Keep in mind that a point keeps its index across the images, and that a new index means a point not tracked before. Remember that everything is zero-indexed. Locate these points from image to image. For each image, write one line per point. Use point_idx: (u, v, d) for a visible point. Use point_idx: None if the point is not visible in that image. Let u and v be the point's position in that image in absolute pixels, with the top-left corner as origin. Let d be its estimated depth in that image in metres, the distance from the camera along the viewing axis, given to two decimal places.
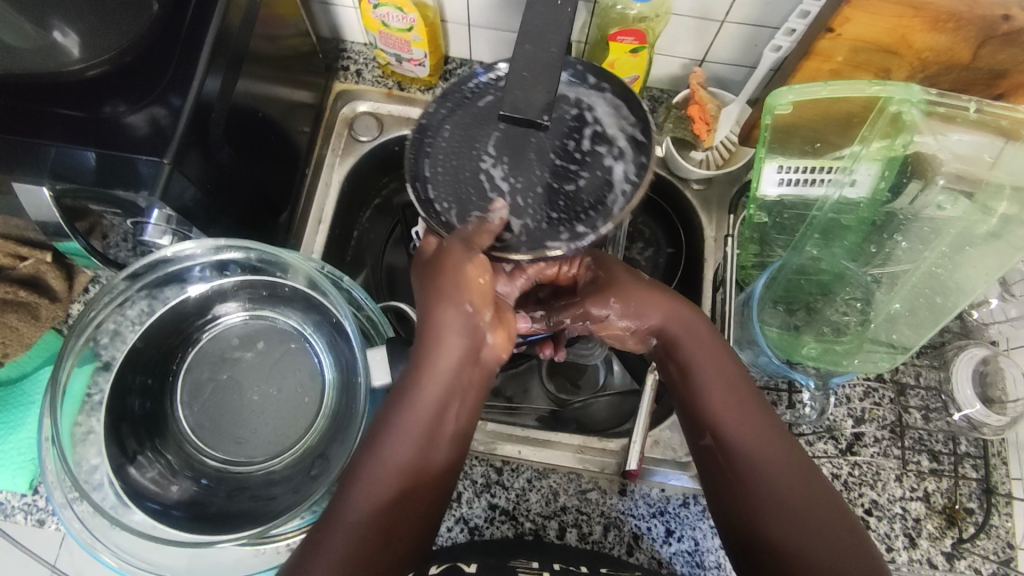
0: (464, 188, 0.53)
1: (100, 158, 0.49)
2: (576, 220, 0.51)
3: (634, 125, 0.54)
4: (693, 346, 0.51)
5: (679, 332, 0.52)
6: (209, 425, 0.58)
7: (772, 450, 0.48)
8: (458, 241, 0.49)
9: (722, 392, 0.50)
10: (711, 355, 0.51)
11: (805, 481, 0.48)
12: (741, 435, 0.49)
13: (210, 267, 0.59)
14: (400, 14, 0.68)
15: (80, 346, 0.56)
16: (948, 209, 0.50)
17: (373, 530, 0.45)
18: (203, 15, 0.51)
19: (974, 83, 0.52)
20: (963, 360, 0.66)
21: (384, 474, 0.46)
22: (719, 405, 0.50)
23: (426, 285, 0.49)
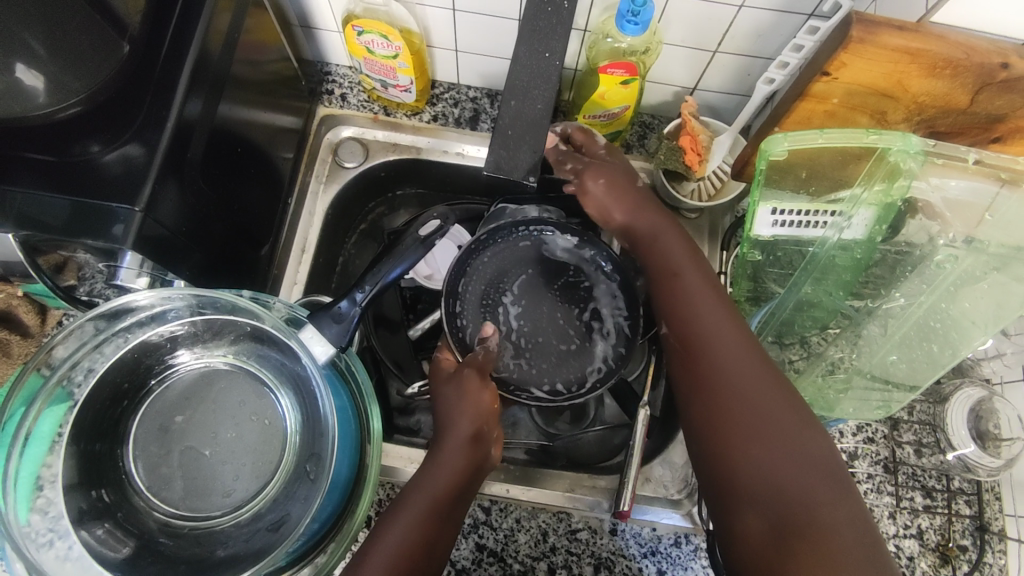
0: (484, 310, 0.64)
1: (72, 204, 0.47)
2: (556, 379, 0.62)
3: (625, 317, 0.63)
4: (676, 268, 0.58)
5: (675, 253, 0.59)
6: (168, 482, 0.54)
7: (748, 366, 0.52)
8: (473, 375, 0.57)
9: (697, 308, 0.55)
10: (685, 274, 0.58)
11: (782, 409, 0.50)
12: (710, 344, 0.53)
13: (186, 309, 0.53)
14: (385, 41, 0.66)
15: (51, 385, 0.51)
16: (947, 267, 0.49)
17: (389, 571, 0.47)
18: (179, 50, 0.49)
19: (970, 128, 0.51)
20: (958, 400, 0.65)
21: (394, 529, 0.49)
22: (694, 318, 0.55)
23: (444, 397, 0.57)
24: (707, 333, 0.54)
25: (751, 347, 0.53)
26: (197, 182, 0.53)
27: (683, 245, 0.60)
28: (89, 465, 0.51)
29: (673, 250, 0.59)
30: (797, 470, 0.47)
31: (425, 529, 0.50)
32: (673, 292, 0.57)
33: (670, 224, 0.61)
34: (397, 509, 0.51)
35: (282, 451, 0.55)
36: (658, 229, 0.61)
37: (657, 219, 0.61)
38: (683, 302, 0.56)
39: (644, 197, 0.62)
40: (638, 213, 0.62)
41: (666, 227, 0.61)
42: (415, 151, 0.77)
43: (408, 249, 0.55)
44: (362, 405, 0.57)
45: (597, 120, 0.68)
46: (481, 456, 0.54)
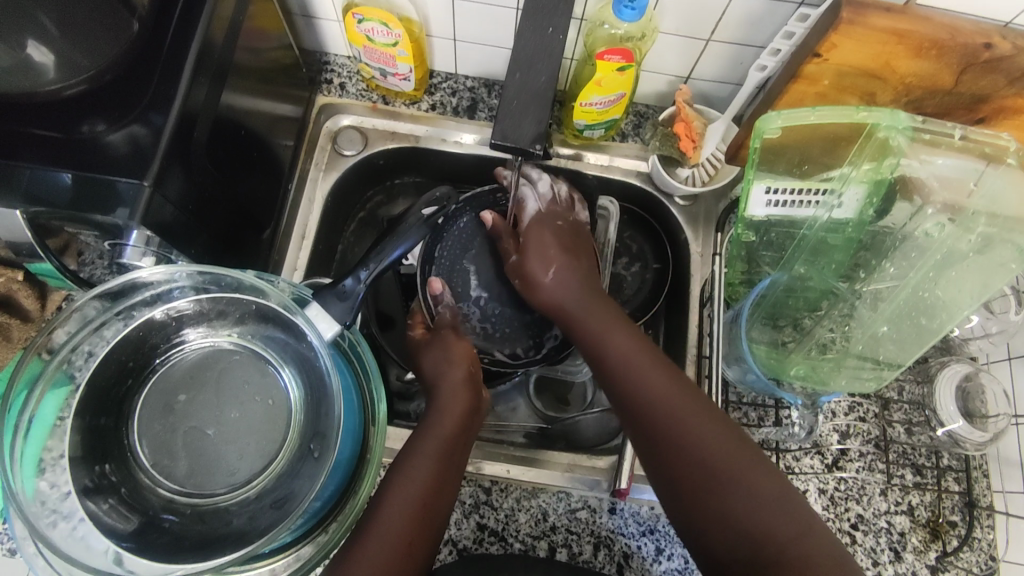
0: (455, 274, 0.68)
1: (78, 180, 0.47)
2: (517, 344, 0.68)
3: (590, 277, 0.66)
4: (601, 332, 0.58)
5: (596, 319, 0.58)
6: (172, 459, 0.54)
7: (690, 418, 0.51)
8: (449, 330, 0.64)
9: (634, 372, 0.55)
10: (610, 337, 0.57)
11: (726, 454, 0.50)
12: (650, 409, 0.53)
13: (192, 288, 0.54)
14: (386, 28, 0.67)
15: (51, 370, 0.51)
16: (934, 235, 0.50)
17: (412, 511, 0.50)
18: (185, 33, 0.50)
19: (956, 108, 0.53)
20: (944, 376, 0.67)
21: (412, 475, 0.52)
22: (631, 387, 0.54)
23: (429, 355, 0.63)
24: (647, 398, 0.53)
25: (685, 408, 0.52)
26: (202, 164, 0.53)
27: (601, 303, 0.60)
28: (93, 441, 0.51)
29: (592, 318, 0.59)
30: (762, 508, 0.48)
31: (441, 473, 0.53)
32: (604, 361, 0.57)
33: (593, 292, 0.60)
34: (408, 458, 0.54)
35: (287, 430, 0.55)
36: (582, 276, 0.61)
37: (583, 270, 0.61)
38: (617, 366, 0.56)
39: (576, 252, 0.62)
40: (566, 277, 0.60)
41: (582, 279, 0.61)
42: (413, 139, 0.79)
43: (411, 228, 0.57)
44: (368, 390, 0.58)
45: (593, 108, 0.69)
46: (475, 396, 0.60)
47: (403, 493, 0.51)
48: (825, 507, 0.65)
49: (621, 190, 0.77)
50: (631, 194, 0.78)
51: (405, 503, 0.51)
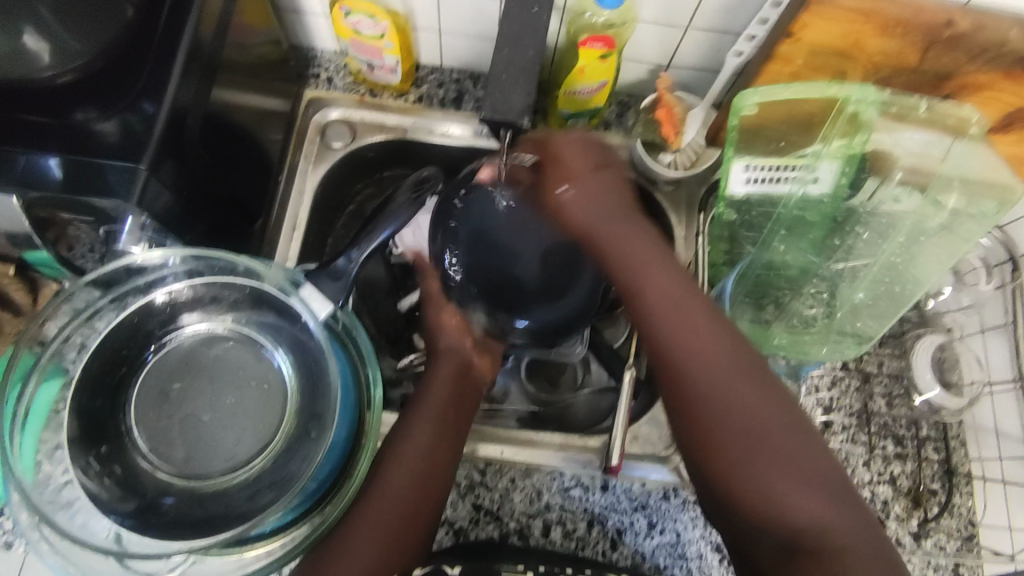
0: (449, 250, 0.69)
1: (72, 164, 0.48)
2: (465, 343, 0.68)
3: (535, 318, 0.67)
4: (637, 261, 0.54)
5: (631, 244, 0.55)
6: (170, 444, 0.54)
7: (747, 397, 0.49)
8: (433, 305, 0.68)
9: (672, 311, 0.52)
10: (649, 270, 0.54)
11: (765, 421, 0.48)
12: (687, 355, 0.50)
13: (185, 275, 0.56)
14: (373, 21, 0.69)
15: (44, 361, 0.52)
16: (903, 201, 0.53)
17: (409, 489, 0.54)
18: (176, 24, 0.51)
19: (924, 85, 0.56)
20: (922, 346, 0.69)
21: (406, 454, 0.55)
22: (667, 326, 0.52)
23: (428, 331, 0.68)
24: (685, 340, 0.51)
25: (731, 357, 0.50)
26: (196, 152, 0.54)
27: (642, 232, 0.56)
28: (91, 425, 0.52)
29: (634, 246, 0.55)
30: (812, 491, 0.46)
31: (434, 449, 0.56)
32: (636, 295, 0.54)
33: (627, 211, 0.56)
34: (402, 436, 0.57)
35: (283, 413, 0.56)
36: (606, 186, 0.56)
37: (615, 197, 0.56)
38: (653, 300, 0.53)
39: (608, 177, 0.57)
40: (589, 196, 0.56)
41: (623, 212, 0.56)
42: (401, 131, 0.79)
43: (400, 207, 0.57)
44: (361, 369, 0.58)
45: (577, 96, 0.70)
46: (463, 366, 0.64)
47: (397, 471, 0.54)
48: None
49: None
50: None
51: (400, 482, 0.54)
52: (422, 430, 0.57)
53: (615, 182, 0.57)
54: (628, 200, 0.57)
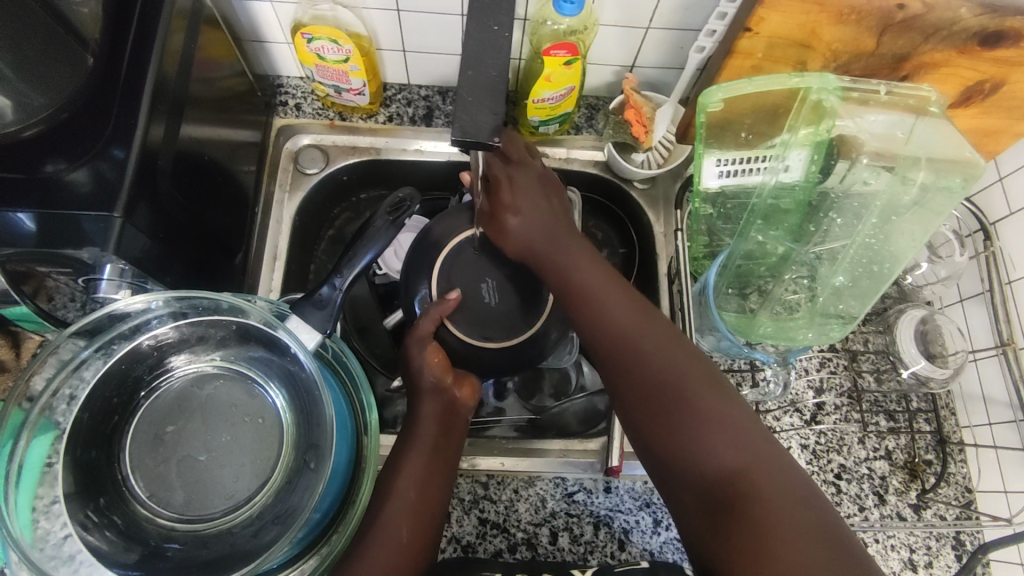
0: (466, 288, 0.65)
1: (45, 216, 0.48)
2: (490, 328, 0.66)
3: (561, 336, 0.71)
4: (626, 327, 0.54)
5: (619, 313, 0.54)
6: (169, 488, 0.54)
7: (692, 381, 0.50)
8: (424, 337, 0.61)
9: (672, 374, 0.50)
10: (646, 339, 0.53)
11: (720, 404, 0.48)
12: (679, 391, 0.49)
13: (171, 318, 0.54)
14: (336, 46, 0.68)
15: (34, 416, 0.49)
16: (872, 183, 0.53)
17: (391, 565, 0.48)
18: (138, 67, 0.51)
19: (881, 68, 0.57)
20: (904, 322, 0.70)
21: (395, 515, 0.51)
22: (655, 369, 0.51)
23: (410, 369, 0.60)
24: (684, 385, 0.50)
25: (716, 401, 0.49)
26: (169, 193, 0.54)
27: (645, 313, 0.54)
28: (87, 475, 0.51)
29: (621, 314, 0.54)
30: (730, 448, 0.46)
31: (421, 515, 0.52)
32: (633, 390, 0.51)
33: (563, 214, 0.61)
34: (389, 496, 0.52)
35: (279, 446, 0.56)
36: (552, 238, 0.60)
37: (581, 248, 0.59)
38: (643, 375, 0.51)
39: (575, 243, 0.59)
40: (533, 221, 0.60)
41: (586, 255, 0.59)
42: (375, 151, 0.80)
43: (379, 230, 0.57)
44: (356, 398, 0.58)
45: (546, 104, 0.71)
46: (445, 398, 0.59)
47: (381, 543, 0.49)
48: (809, 461, 0.68)
49: (582, 181, 0.80)
50: (591, 183, 0.80)
51: (384, 560, 0.48)
52: (406, 504, 0.52)
53: (593, 263, 0.58)
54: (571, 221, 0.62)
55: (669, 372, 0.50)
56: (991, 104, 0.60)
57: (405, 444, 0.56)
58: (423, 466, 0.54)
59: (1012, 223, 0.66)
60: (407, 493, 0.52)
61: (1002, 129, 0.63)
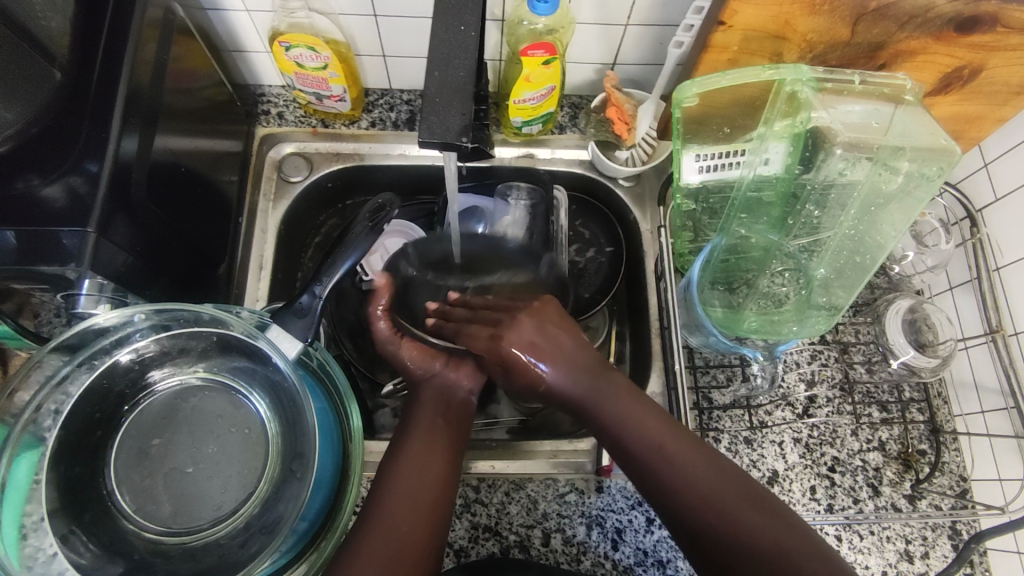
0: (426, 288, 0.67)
1: (20, 234, 0.48)
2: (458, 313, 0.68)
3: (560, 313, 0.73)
4: (699, 479, 0.50)
5: (685, 467, 0.51)
6: (156, 502, 0.54)
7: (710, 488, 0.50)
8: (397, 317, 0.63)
9: (757, 528, 0.48)
10: (719, 495, 0.49)
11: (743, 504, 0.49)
12: (777, 554, 0.47)
13: (153, 331, 0.54)
14: (313, 53, 0.68)
15: (18, 434, 0.48)
16: (848, 173, 0.52)
17: (394, 550, 0.49)
18: (110, 80, 0.51)
19: (857, 58, 0.57)
20: (891, 312, 0.69)
21: (398, 501, 0.51)
22: (747, 531, 0.48)
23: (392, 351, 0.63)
24: (778, 543, 0.47)
25: (816, 554, 0.47)
26: (146, 206, 0.54)
27: (714, 460, 0.51)
28: (71, 490, 0.51)
29: (696, 468, 0.51)
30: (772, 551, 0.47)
31: (423, 502, 0.52)
32: (720, 560, 0.48)
33: (586, 360, 0.58)
34: (390, 484, 0.52)
35: (265, 456, 0.56)
36: (598, 394, 0.56)
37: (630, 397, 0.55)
38: (731, 540, 0.48)
39: (621, 391, 0.56)
40: (567, 376, 0.57)
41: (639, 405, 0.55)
42: (358, 158, 0.80)
43: (359, 237, 0.55)
44: (342, 406, 0.58)
45: (527, 104, 0.71)
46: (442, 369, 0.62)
47: (383, 530, 0.49)
48: (802, 455, 0.68)
49: (567, 180, 0.80)
50: (577, 182, 0.80)
51: (389, 544, 0.49)
52: (412, 481, 0.52)
53: (645, 411, 0.54)
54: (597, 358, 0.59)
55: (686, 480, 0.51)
56: (969, 91, 0.60)
57: (403, 434, 0.57)
58: (423, 452, 0.54)
59: (998, 210, 0.65)
60: (411, 478, 0.53)
61: (984, 114, 0.62)
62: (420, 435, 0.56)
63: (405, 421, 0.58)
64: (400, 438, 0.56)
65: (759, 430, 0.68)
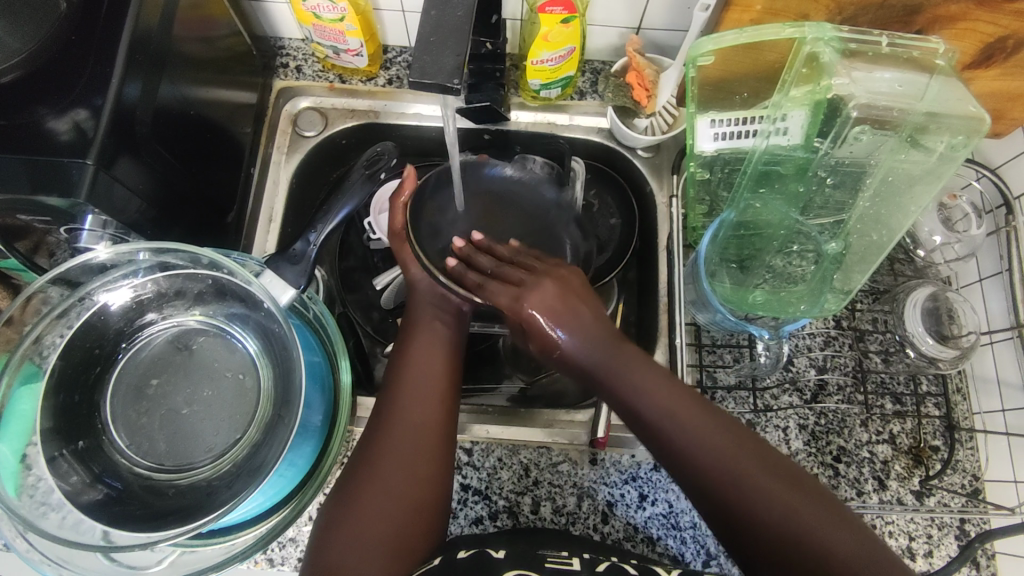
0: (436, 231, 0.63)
1: (24, 163, 0.48)
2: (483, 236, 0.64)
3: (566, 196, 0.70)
4: (731, 461, 0.46)
5: (723, 451, 0.47)
6: (150, 439, 0.55)
7: (752, 472, 0.46)
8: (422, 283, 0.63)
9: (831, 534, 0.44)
10: (805, 509, 0.45)
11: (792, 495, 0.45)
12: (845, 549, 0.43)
13: (153, 273, 0.55)
14: (330, 3, 0.66)
15: (18, 362, 0.51)
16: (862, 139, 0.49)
17: (402, 477, 0.51)
18: (118, 17, 0.50)
19: (890, 21, 0.54)
20: (911, 300, 0.66)
21: (401, 434, 0.53)
22: (853, 554, 0.43)
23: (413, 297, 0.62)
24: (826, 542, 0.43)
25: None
26: (151, 146, 0.54)
27: (763, 462, 0.47)
28: (65, 419, 0.52)
29: (724, 451, 0.47)
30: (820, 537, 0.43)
31: (416, 480, 0.51)
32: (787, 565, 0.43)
33: (620, 349, 0.52)
34: (378, 458, 0.52)
35: (257, 401, 0.56)
36: (676, 411, 0.49)
37: (671, 395, 0.50)
38: (809, 547, 0.43)
39: (704, 415, 0.49)
40: (587, 341, 0.53)
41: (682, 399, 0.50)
42: (373, 115, 0.79)
43: (354, 186, 0.56)
44: (335, 357, 0.59)
45: (545, 65, 0.69)
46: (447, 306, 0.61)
47: (387, 462, 0.51)
48: (806, 441, 0.65)
49: (586, 148, 0.78)
50: (595, 150, 0.78)
51: (394, 473, 0.51)
52: (412, 409, 0.54)
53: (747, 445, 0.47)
54: (624, 346, 0.53)
55: (723, 465, 0.46)
56: (1013, 65, 0.56)
57: (389, 395, 0.55)
58: (413, 420, 0.53)
59: None
60: (413, 405, 0.54)
61: None
62: (423, 361, 0.57)
63: (394, 376, 0.56)
64: (388, 393, 0.55)
65: (763, 413, 0.66)
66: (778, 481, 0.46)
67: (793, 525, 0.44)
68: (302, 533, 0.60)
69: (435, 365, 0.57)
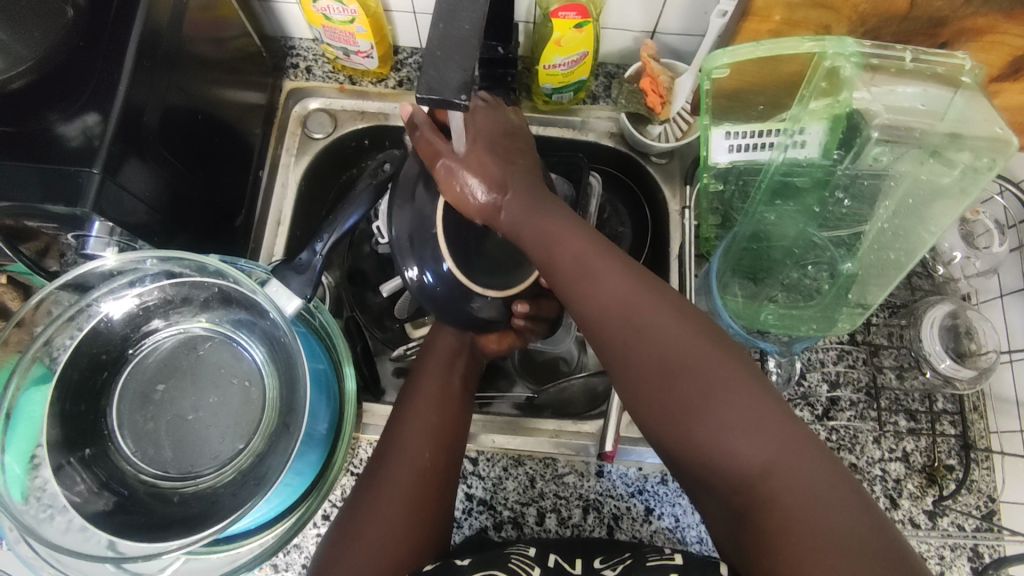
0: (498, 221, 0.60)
1: (31, 170, 0.48)
2: None
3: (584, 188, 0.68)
4: (666, 354, 0.43)
5: (665, 342, 0.43)
6: (157, 445, 0.55)
7: (689, 365, 0.42)
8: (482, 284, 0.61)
9: (766, 452, 0.39)
10: (746, 415, 0.40)
11: (733, 398, 0.41)
12: (786, 481, 0.38)
13: (157, 280, 0.55)
14: (340, 5, 0.66)
15: (29, 363, 0.51)
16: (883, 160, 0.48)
17: (405, 502, 0.51)
18: (124, 19, 0.50)
19: (914, 34, 0.53)
20: (930, 317, 0.63)
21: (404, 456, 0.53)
22: (793, 485, 0.38)
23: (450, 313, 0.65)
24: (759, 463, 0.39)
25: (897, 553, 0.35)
26: (156, 151, 0.53)
27: (706, 357, 0.42)
28: (71, 428, 0.52)
29: (663, 339, 0.43)
30: (751, 449, 0.40)
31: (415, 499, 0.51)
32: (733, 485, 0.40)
33: (541, 210, 0.50)
34: (382, 480, 0.52)
35: (262, 408, 0.56)
36: (619, 298, 0.46)
37: (617, 271, 0.46)
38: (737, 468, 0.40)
39: (638, 292, 0.46)
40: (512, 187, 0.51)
41: (632, 279, 0.46)
42: (383, 117, 0.78)
43: (361, 194, 0.55)
44: (339, 364, 0.59)
45: (557, 70, 0.67)
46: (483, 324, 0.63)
47: (390, 486, 0.51)
48: None
49: (598, 154, 0.77)
50: (607, 156, 0.77)
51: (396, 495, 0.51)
52: (416, 428, 0.54)
53: (682, 330, 0.43)
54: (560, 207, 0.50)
55: (650, 355, 0.44)
56: None
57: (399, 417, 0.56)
58: (416, 436, 0.54)
59: None
60: (418, 427, 0.55)
61: None
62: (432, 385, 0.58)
63: (405, 398, 0.58)
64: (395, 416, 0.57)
65: None
66: (722, 378, 0.41)
67: (720, 434, 0.40)
68: (306, 540, 0.60)
69: (445, 393, 0.57)
